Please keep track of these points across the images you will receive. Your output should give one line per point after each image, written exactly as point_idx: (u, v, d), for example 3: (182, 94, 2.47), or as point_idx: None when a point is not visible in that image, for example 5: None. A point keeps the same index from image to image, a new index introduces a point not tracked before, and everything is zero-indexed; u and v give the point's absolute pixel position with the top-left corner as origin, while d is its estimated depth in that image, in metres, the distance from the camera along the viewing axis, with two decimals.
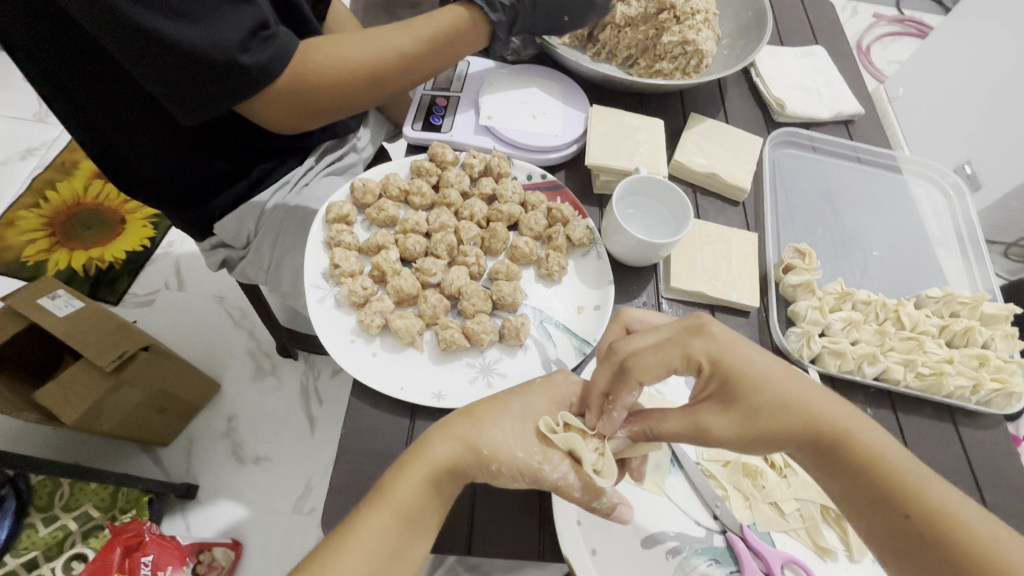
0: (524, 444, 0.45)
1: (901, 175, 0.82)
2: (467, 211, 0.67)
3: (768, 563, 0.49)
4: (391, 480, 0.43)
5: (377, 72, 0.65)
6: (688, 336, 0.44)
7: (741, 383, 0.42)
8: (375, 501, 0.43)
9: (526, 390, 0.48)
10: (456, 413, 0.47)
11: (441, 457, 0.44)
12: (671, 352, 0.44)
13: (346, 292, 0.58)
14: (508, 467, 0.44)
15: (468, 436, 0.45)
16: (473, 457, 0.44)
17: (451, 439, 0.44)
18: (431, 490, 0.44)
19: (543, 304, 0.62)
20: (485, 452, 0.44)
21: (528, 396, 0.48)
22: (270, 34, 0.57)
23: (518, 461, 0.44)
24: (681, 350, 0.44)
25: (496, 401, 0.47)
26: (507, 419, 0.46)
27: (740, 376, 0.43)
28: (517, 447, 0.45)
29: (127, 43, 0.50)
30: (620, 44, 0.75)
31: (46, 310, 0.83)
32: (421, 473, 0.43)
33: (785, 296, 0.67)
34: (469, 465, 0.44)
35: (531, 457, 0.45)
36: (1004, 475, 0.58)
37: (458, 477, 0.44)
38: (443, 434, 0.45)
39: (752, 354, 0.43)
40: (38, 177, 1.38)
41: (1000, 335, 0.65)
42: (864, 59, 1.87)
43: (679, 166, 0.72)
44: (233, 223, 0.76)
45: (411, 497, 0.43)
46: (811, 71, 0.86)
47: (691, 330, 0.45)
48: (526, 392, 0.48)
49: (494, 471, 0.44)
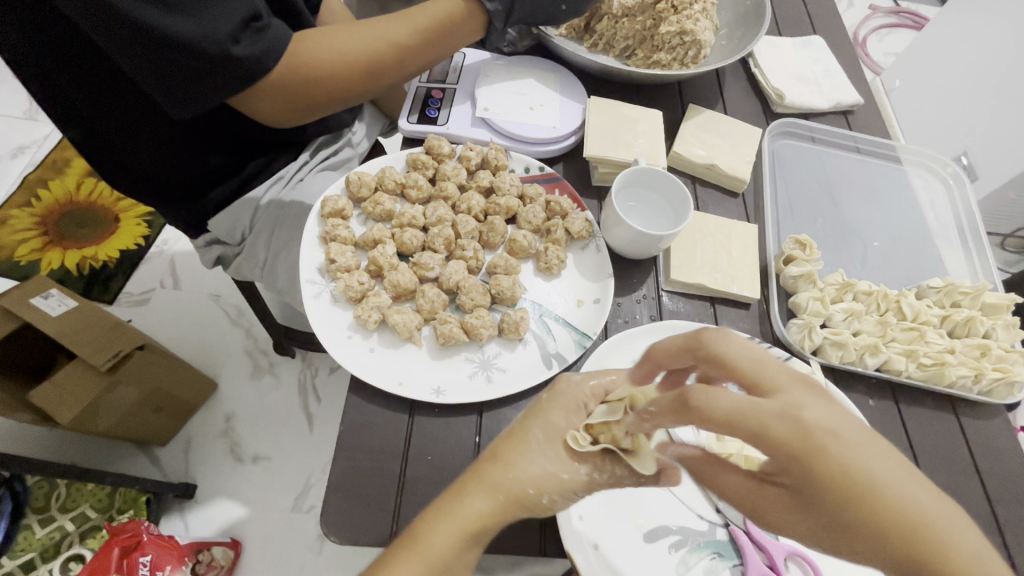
0: (566, 466, 0.44)
1: (900, 165, 0.81)
2: (464, 204, 0.66)
3: (771, 556, 0.49)
4: (425, 531, 0.42)
5: (372, 64, 0.64)
6: (773, 416, 0.31)
7: (831, 488, 0.31)
8: (406, 553, 0.41)
9: (541, 412, 0.46)
10: (484, 459, 0.45)
11: (481, 507, 0.42)
12: (747, 432, 0.31)
13: (342, 288, 0.57)
14: (559, 495, 0.44)
15: (508, 481, 0.43)
16: (515, 502, 0.43)
17: (490, 491, 0.43)
18: (470, 538, 0.42)
19: (542, 298, 0.61)
20: (530, 491, 0.43)
21: (545, 418, 0.46)
22: (263, 26, 0.56)
23: (565, 484, 0.44)
24: (758, 431, 0.31)
25: (520, 434, 0.45)
26: (538, 451, 0.44)
27: (834, 480, 0.31)
28: (559, 470, 0.44)
29: (118, 35, 0.49)
30: (617, 35, 0.74)
31: (39, 309, 0.82)
32: (457, 527, 0.42)
33: (786, 288, 0.66)
34: (514, 506, 0.43)
35: (577, 475, 0.44)
36: (1005, 465, 0.57)
37: (502, 519, 0.43)
38: (479, 485, 0.43)
39: (857, 447, 0.31)
40: (29, 175, 1.37)
41: (1001, 325, 0.65)
42: (861, 50, 1.86)
43: (679, 157, 0.71)
44: (228, 221, 0.75)
45: (448, 549, 0.41)
46: (810, 61, 0.85)
47: (784, 411, 0.31)
48: (543, 415, 0.46)
49: (545, 504, 0.44)
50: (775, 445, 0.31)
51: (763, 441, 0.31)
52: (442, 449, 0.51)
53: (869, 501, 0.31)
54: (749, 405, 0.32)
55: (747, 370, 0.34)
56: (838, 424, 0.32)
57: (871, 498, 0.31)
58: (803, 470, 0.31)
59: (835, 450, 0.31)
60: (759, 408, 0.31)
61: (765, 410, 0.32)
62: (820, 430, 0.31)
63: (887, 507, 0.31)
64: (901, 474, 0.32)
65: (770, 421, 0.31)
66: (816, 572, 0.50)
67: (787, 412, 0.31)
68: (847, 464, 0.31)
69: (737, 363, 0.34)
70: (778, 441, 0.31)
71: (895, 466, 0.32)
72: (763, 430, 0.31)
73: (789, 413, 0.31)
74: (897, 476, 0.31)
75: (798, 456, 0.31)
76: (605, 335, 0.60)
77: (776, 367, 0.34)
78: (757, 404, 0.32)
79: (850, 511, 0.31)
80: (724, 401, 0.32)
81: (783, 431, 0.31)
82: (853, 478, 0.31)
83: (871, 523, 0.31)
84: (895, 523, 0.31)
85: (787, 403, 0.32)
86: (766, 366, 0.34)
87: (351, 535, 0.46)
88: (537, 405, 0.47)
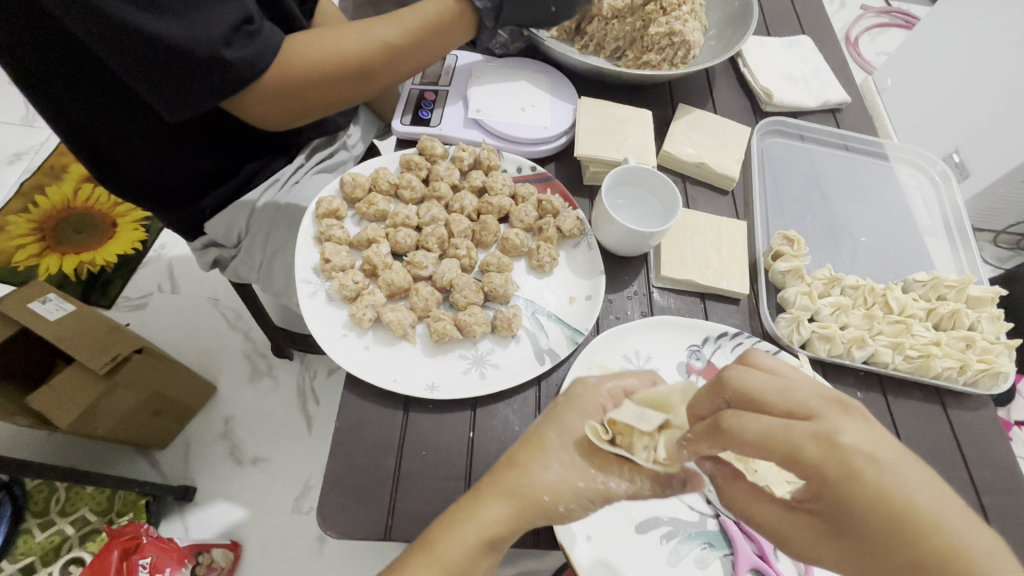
0: (580, 474, 0.45)
1: (889, 162, 0.82)
2: (457, 204, 0.67)
3: (761, 545, 0.50)
4: (444, 536, 0.43)
5: (364, 65, 0.64)
6: (806, 436, 0.35)
7: (861, 503, 0.34)
8: (423, 558, 0.43)
9: (556, 417, 0.47)
10: (500, 464, 0.46)
11: (496, 514, 0.44)
12: (781, 451, 0.35)
13: (337, 287, 0.58)
14: (575, 504, 0.45)
15: (523, 489, 0.44)
16: (533, 507, 0.44)
17: (506, 500, 0.44)
18: (487, 545, 0.44)
19: (535, 295, 0.62)
20: (545, 499, 0.44)
21: (562, 422, 0.47)
22: (255, 29, 0.57)
23: (580, 491, 0.45)
24: (792, 454, 0.35)
25: (535, 441, 0.46)
26: (554, 458, 0.45)
27: (866, 499, 0.34)
28: (576, 479, 0.45)
29: (111, 41, 0.50)
30: (607, 36, 0.75)
31: (37, 314, 0.83)
32: (479, 536, 0.43)
33: (775, 283, 0.67)
34: (530, 512, 0.44)
35: (593, 482, 0.45)
36: (992, 454, 0.58)
37: (519, 525, 0.45)
38: (495, 494, 0.44)
39: (889, 467, 0.35)
40: (27, 181, 1.37)
41: (987, 317, 0.66)
42: (852, 50, 1.88)
43: (668, 157, 0.72)
44: (224, 224, 0.76)
45: (463, 553, 0.43)
46: (799, 60, 0.86)
47: (818, 432, 0.35)
48: (558, 419, 0.47)
49: (562, 512, 0.45)
50: (810, 466, 0.35)
51: (796, 462, 0.35)
52: (435, 445, 0.51)
53: (907, 520, 0.34)
54: (781, 426, 0.35)
55: (774, 401, 0.37)
56: (873, 446, 0.35)
57: (903, 517, 0.34)
58: (837, 492, 0.35)
59: (869, 469, 0.34)
60: (792, 428, 0.35)
61: (798, 429, 0.35)
62: (854, 451, 0.34)
63: (921, 524, 0.34)
64: (934, 497, 0.34)
65: (803, 440, 0.35)
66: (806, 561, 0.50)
67: (821, 433, 0.35)
68: (877, 481, 0.34)
69: (763, 397, 0.38)
70: (810, 460, 0.35)
71: (927, 489, 0.35)
72: (798, 449, 0.35)
73: (822, 434, 0.35)
74: (931, 499, 0.34)
75: (832, 476, 0.35)
76: (597, 330, 0.61)
77: (801, 392, 0.37)
78: (790, 426, 0.35)
79: (887, 529, 0.34)
80: (752, 424, 0.36)
81: (817, 451, 0.35)
82: (886, 499, 0.34)
83: (901, 542, 0.34)
84: (931, 540, 0.34)
85: (820, 427, 0.35)
86: (795, 396, 0.37)
87: (347, 529, 0.46)
88: (552, 409, 0.48)
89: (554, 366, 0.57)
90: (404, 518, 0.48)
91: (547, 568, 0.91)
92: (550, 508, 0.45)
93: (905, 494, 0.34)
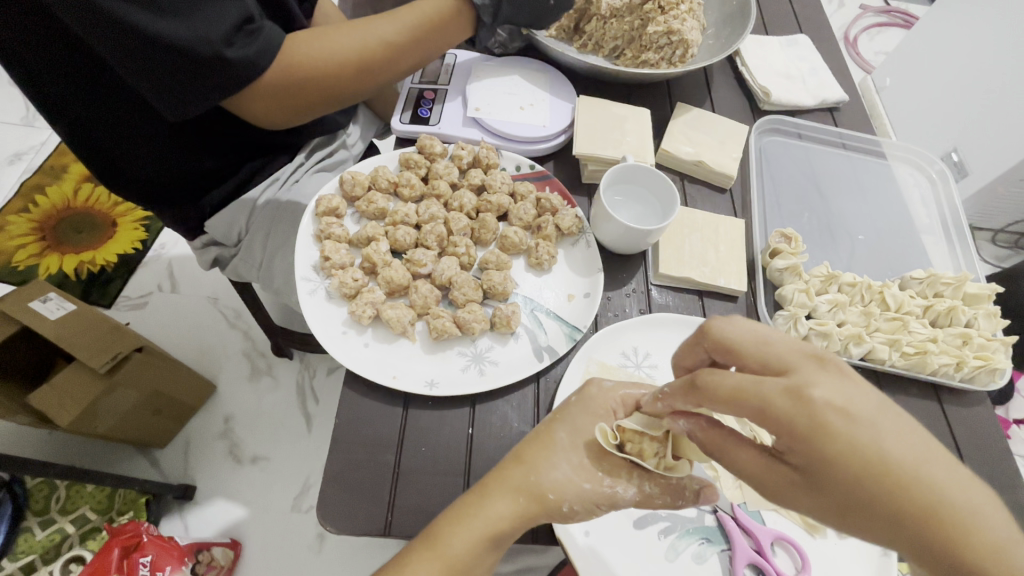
0: (587, 474, 0.45)
1: (887, 161, 0.83)
2: (456, 203, 0.67)
3: (757, 540, 0.50)
4: (446, 532, 0.44)
5: (364, 64, 0.65)
6: (778, 392, 0.33)
7: (832, 459, 0.32)
8: (424, 554, 0.43)
9: (567, 415, 0.47)
10: (505, 461, 0.46)
11: (500, 510, 0.44)
12: (750, 407, 0.34)
13: (336, 284, 0.58)
14: (579, 504, 0.44)
15: (529, 486, 0.45)
16: (537, 504, 0.45)
17: (510, 496, 0.44)
18: (489, 542, 0.44)
19: (533, 292, 0.62)
20: (549, 497, 0.44)
21: (571, 422, 0.47)
22: (256, 28, 0.58)
23: (586, 493, 0.45)
24: (762, 407, 0.34)
25: (541, 438, 0.47)
26: (561, 457, 0.46)
27: (838, 450, 0.32)
28: (581, 479, 0.45)
29: (114, 41, 0.51)
30: (606, 35, 0.76)
31: (38, 313, 0.83)
32: (481, 531, 0.44)
33: (773, 280, 0.68)
34: (533, 510, 0.45)
35: (599, 485, 0.45)
36: (988, 451, 0.59)
37: (521, 523, 0.45)
38: (498, 490, 0.44)
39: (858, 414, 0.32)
40: (27, 181, 1.38)
41: (983, 314, 0.66)
42: (852, 49, 1.88)
43: (666, 155, 0.73)
44: (224, 222, 0.76)
45: (465, 549, 0.43)
46: (797, 59, 0.86)
47: (790, 387, 0.33)
48: (568, 418, 0.47)
49: (565, 511, 0.45)
50: (779, 419, 0.33)
51: (768, 417, 0.34)
52: (434, 441, 0.52)
53: (887, 473, 0.32)
54: (752, 380, 0.34)
55: (752, 353, 0.37)
56: (848, 400, 0.33)
57: (884, 471, 0.32)
58: (809, 445, 0.33)
59: (842, 426, 0.32)
60: (763, 383, 0.34)
61: (769, 384, 0.34)
62: (825, 406, 0.32)
63: (900, 478, 0.32)
64: (915, 449, 0.32)
65: (773, 393, 0.33)
66: (803, 556, 0.51)
67: (790, 387, 0.33)
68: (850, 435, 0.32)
69: (741, 348, 0.38)
70: (780, 413, 0.33)
71: (908, 441, 0.32)
72: (766, 403, 0.33)
73: (793, 388, 0.33)
74: (911, 451, 0.32)
75: (802, 429, 0.33)
76: (596, 327, 0.61)
77: (779, 347, 0.36)
78: (762, 380, 0.34)
79: (863, 485, 0.32)
80: (727, 380, 0.35)
81: (785, 403, 0.33)
82: (862, 451, 0.32)
83: (882, 495, 0.32)
84: (906, 493, 0.32)
85: (793, 381, 0.34)
86: (772, 350, 0.36)
87: (348, 526, 0.46)
88: (563, 409, 0.48)
89: (553, 363, 0.57)
90: (404, 514, 0.48)
91: (545, 565, 0.91)
92: (554, 507, 0.45)
93: (879, 445, 0.32)
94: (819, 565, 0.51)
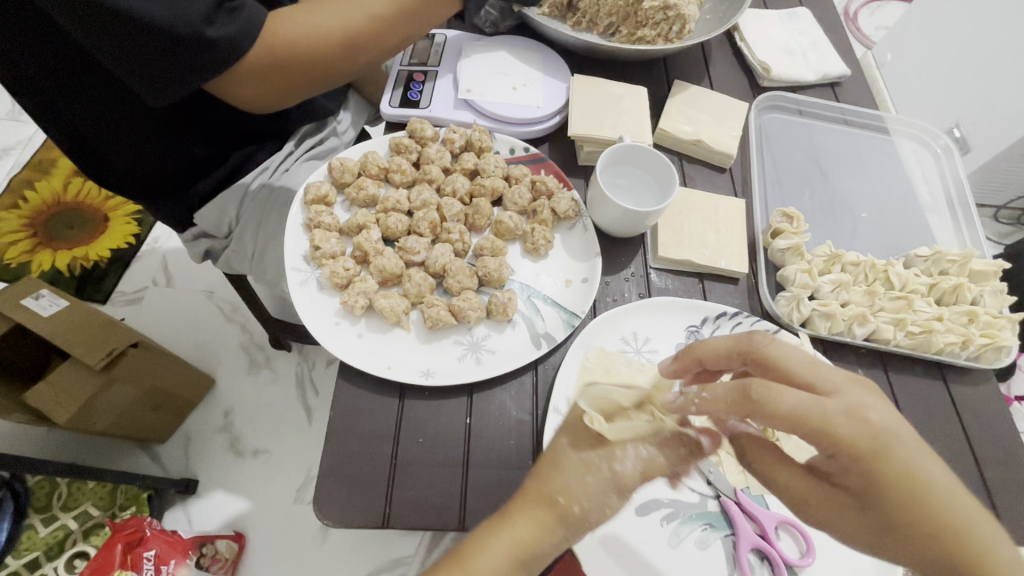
0: (592, 467, 0.42)
1: (890, 136, 0.81)
2: (450, 187, 0.65)
3: (761, 524, 0.49)
4: (467, 552, 0.41)
5: (352, 44, 0.62)
6: (840, 414, 0.37)
7: (882, 478, 0.37)
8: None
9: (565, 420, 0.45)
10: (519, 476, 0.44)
11: (518, 527, 0.41)
12: None
13: (328, 275, 0.57)
14: (591, 501, 0.41)
15: (539, 492, 0.42)
16: (553, 514, 0.41)
17: (526, 510, 0.41)
18: (518, 566, 0.41)
19: (530, 278, 0.61)
20: (560, 500, 0.41)
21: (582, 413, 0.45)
22: (237, 5, 0.55)
23: (590, 485, 0.41)
24: (823, 428, 0.37)
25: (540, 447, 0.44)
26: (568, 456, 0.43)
27: (883, 478, 0.37)
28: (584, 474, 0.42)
29: (88, 24, 0.49)
30: (599, 12, 0.72)
31: (31, 310, 0.81)
32: (503, 555, 0.41)
33: (774, 261, 0.66)
34: (554, 522, 0.41)
35: (600, 472, 0.42)
36: (996, 429, 0.58)
37: (549, 537, 0.42)
38: (517, 506, 0.42)
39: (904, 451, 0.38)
40: (16, 176, 1.36)
41: (989, 291, 0.65)
42: (852, 25, 1.84)
43: (666, 135, 0.71)
44: (213, 212, 0.74)
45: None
46: (797, 33, 0.84)
47: (848, 410, 0.38)
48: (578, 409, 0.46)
49: (578, 514, 0.41)
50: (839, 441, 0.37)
51: (826, 436, 0.37)
52: (433, 431, 0.51)
53: (919, 503, 0.37)
54: (812, 404, 0.37)
55: (799, 371, 0.40)
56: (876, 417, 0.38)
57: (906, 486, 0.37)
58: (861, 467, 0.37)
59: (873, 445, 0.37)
60: (824, 405, 0.37)
61: (826, 407, 0.37)
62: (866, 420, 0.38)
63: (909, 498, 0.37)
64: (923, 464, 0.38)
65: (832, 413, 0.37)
66: (806, 538, 0.50)
67: (851, 410, 0.37)
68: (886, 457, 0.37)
69: (791, 368, 0.40)
70: (839, 436, 0.37)
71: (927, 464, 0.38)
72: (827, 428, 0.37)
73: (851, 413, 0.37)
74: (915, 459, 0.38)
75: (857, 453, 0.37)
76: (594, 313, 0.60)
77: (828, 371, 0.40)
78: (823, 404, 0.37)
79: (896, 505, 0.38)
80: (788, 399, 0.37)
81: (846, 426, 0.37)
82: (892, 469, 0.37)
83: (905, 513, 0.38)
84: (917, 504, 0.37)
85: (850, 405, 0.38)
86: (819, 370, 0.40)
87: (344, 518, 0.46)
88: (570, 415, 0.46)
89: (551, 350, 0.56)
90: (403, 507, 0.47)
91: None
92: (568, 512, 0.41)
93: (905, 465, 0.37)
94: (825, 550, 0.50)
